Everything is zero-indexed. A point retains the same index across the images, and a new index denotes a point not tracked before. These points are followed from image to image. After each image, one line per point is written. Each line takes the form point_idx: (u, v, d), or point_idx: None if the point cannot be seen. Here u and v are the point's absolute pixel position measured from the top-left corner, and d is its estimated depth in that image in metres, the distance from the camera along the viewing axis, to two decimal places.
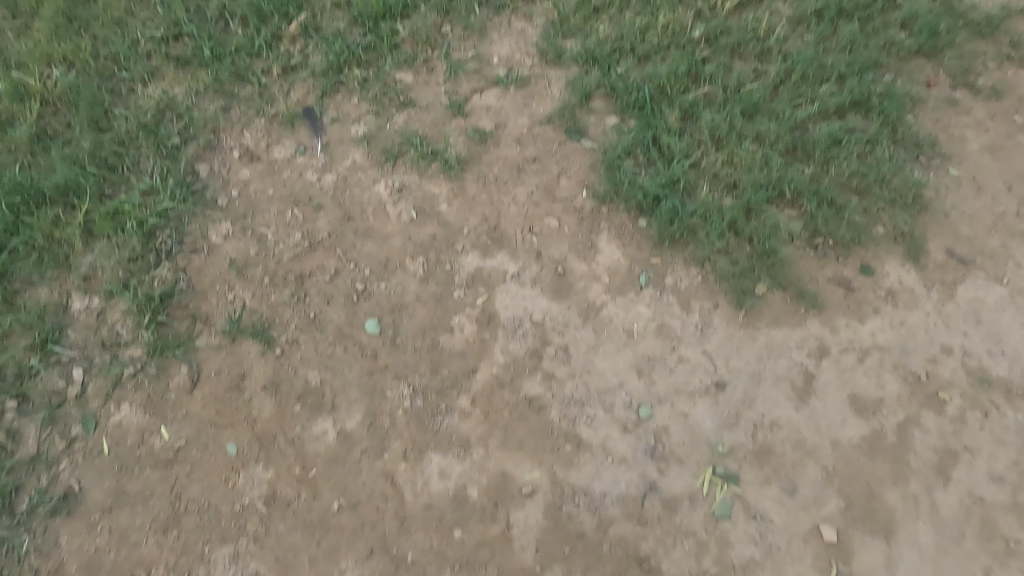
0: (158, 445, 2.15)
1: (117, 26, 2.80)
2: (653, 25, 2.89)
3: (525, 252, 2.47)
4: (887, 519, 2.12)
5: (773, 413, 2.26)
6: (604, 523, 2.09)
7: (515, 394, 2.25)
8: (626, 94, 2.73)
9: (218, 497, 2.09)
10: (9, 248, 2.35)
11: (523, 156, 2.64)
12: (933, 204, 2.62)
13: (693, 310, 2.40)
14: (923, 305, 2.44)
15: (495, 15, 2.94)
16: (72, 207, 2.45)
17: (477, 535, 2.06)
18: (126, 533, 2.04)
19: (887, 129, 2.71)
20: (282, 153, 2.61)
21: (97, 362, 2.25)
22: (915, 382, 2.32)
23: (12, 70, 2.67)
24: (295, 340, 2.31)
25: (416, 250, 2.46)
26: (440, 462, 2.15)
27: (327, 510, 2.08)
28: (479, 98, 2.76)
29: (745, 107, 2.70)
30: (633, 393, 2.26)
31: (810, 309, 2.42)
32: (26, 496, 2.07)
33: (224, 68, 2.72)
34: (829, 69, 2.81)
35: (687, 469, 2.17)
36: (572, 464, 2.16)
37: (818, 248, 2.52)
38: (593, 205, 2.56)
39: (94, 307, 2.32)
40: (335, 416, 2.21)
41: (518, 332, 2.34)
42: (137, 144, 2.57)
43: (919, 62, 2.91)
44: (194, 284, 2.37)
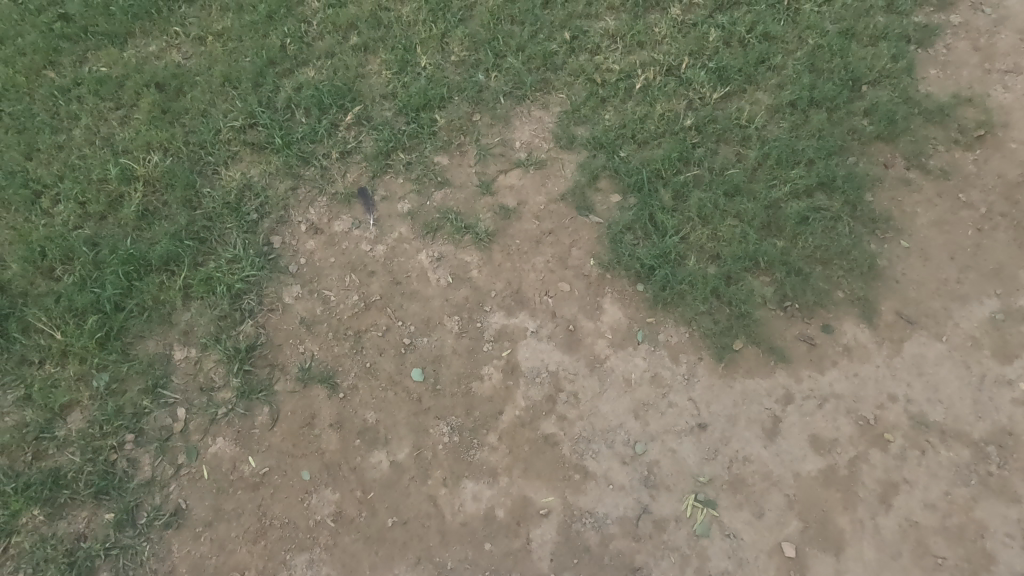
0: (247, 471, 2.68)
1: (202, 116, 3.36)
2: (651, 114, 3.42)
3: (542, 312, 2.99)
4: (837, 538, 2.60)
5: (746, 450, 2.75)
6: (605, 539, 2.58)
7: (534, 432, 2.76)
8: (628, 176, 3.25)
9: (296, 514, 2.61)
10: (124, 308, 2.89)
11: (541, 229, 3.17)
12: (885, 271, 3.11)
13: (681, 362, 2.90)
14: (874, 359, 2.93)
15: (517, 104, 3.48)
16: (172, 273, 2.99)
17: (503, 547, 2.56)
18: (224, 542, 2.56)
19: (848, 207, 3.21)
20: (340, 227, 3.15)
21: (196, 403, 2.78)
22: (865, 425, 2.80)
23: (119, 155, 3.24)
24: (354, 385, 2.83)
25: (452, 310, 2.98)
26: (473, 488, 2.66)
27: (383, 526, 2.59)
28: (504, 178, 3.29)
29: (727, 188, 3.21)
30: (630, 431, 2.77)
31: (779, 362, 2.91)
32: (144, 512, 2.60)
33: (292, 153, 3.26)
34: (801, 153, 3.32)
35: (674, 496, 2.66)
36: (580, 490, 2.66)
37: (787, 310, 3.02)
38: (599, 271, 3.08)
39: (192, 357, 2.86)
40: (388, 448, 2.72)
41: (537, 380, 2.85)
42: (223, 219, 3.12)
43: (879, 145, 3.41)
44: (272, 338, 2.91)
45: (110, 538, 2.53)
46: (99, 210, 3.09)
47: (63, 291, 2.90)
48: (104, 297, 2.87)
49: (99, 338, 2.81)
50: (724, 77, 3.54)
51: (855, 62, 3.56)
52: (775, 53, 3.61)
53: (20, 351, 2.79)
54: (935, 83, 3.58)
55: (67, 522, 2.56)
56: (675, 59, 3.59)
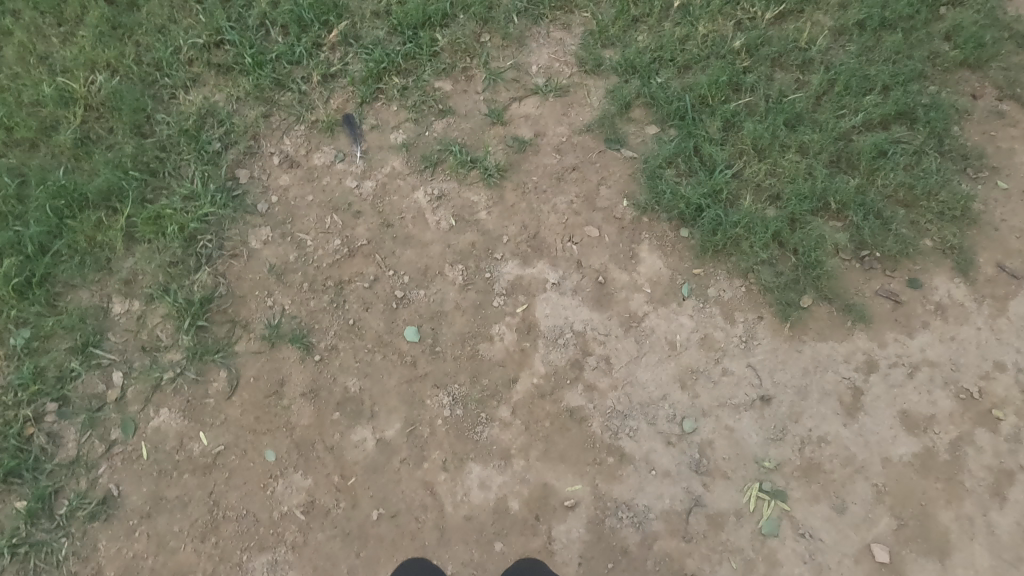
0: (197, 451, 2.13)
1: (159, 33, 2.82)
2: (692, 35, 2.88)
3: (565, 261, 2.45)
4: (941, 540, 2.05)
5: (822, 429, 2.20)
6: (648, 538, 2.03)
7: (557, 404, 2.21)
8: (667, 103, 2.71)
9: (257, 504, 2.07)
10: (51, 250, 2.36)
11: (563, 164, 2.63)
12: (981, 217, 2.56)
13: (736, 322, 2.35)
14: (974, 320, 2.38)
15: (534, 24, 2.94)
16: (114, 211, 2.45)
17: (519, 548, 2.02)
18: (165, 539, 2.02)
19: (933, 141, 2.66)
20: (321, 160, 2.61)
21: (137, 366, 2.24)
22: (968, 400, 2.25)
23: (57, 75, 2.70)
24: (333, 346, 2.29)
25: (455, 258, 2.44)
26: (480, 473, 2.11)
27: (366, 520, 2.04)
28: (518, 107, 2.75)
29: (788, 117, 2.67)
30: (676, 405, 2.22)
31: (857, 323, 2.36)
32: (65, 500, 2.06)
33: (265, 75, 2.73)
34: (873, 79, 2.77)
35: (733, 485, 2.11)
36: (614, 476, 2.11)
37: (864, 261, 2.47)
38: (634, 214, 2.53)
39: (135, 311, 2.32)
40: (374, 423, 2.18)
41: (559, 342, 2.31)
42: (179, 149, 2.59)
43: (964, 73, 2.86)
44: (234, 289, 2.37)
45: (19, 533, 1.99)
46: (28, 137, 2.56)
47: None
48: (27, 237, 2.34)
49: (19, 286, 2.28)
50: None
51: None
52: None
53: None
54: None
55: None
56: None
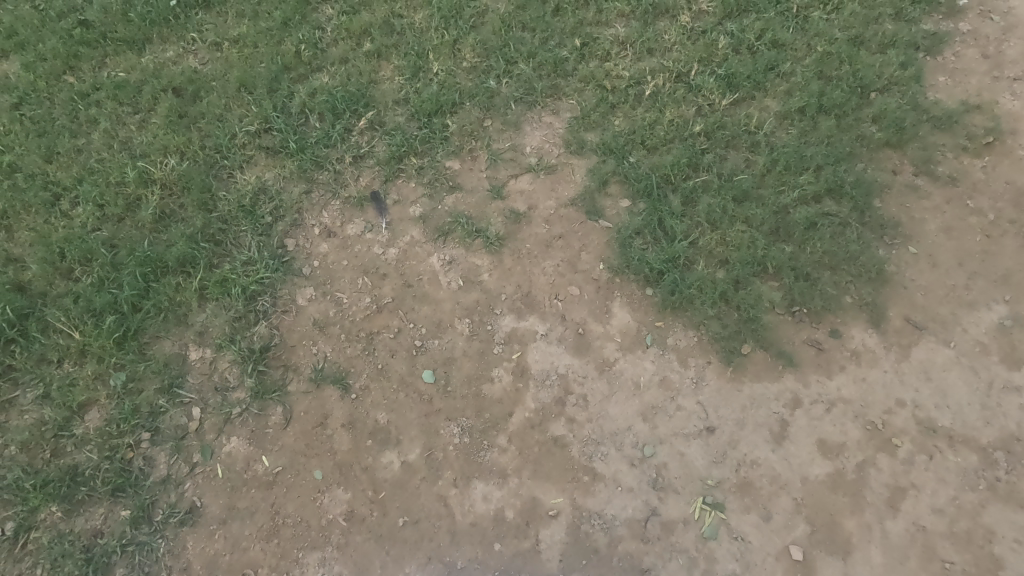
0: (260, 470, 2.71)
1: (218, 121, 3.41)
2: (660, 120, 3.46)
3: (552, 315, 3.02)
4: (844, 542, 2.62)
5: (754, 453, 2.77)
6: (614, 540, 2.60)
7: (544, 433, 2.79)
8: (637, 181, 3.29)
9: (309, 512, 2.65)
10: (141, 308, 2.94)
11: (551, 233, 3.20)
12: (894, 277, 3.13)
13: (689, 366, 2.93)
14: (882, 364, 2.94)
15: (528, 110, 3.52)
16: (188, 275, 3.04)
17: (513, 548, 2.59)
18: (238, 540, 2.60)
19: (856, 213, 3.23)
20: (353, 230, 3.19)
21: (211, 403, 2.82)
22: (873, 430, 2.82)
23: (137, 158, 3.29)
24: (366, 386, 2.87)
25: (463, 313, 3.02)
26: (483, 488, 2.69)
27: (394, 525, 2.62)
28: (514, 183, 3.33)
29: (736, 194, 3.24)
30: (639, 434, 2.79)
31: (787, 367, 2.93)
32: (160, 509, 2.64)
33: (307, 157, 3.32)
34: (809, 159, 3.34)
35: (682, 498, 2.68)
36: (589, 491, 2.69)
37: (795, 315, 3.04)
38: (609, 275, 3.11)
39: (208, 357, 2.90)
40: (399, 449, 2.76)
41: (546, 382, 2.88)
42: (238, 222, 3.17)
43: (887, 152, 3.43)
44: (286, 339, 2.95)
45: (126, 535, 2.57)
46: (117, 213, 3.15)
47: (81, 292, 2.96)
48: (122, 298, 2.92)
49: (117, 338, 2.87)
50: (733, 83, 3.58)
51: (863, 69, 3.58)
52: (783, 60, 3.64)
53: (39, 350, 2.85)
54: (943, 90, 3.60)
55: (84, 519, 2.60)
56: (685, 66, 3.63)
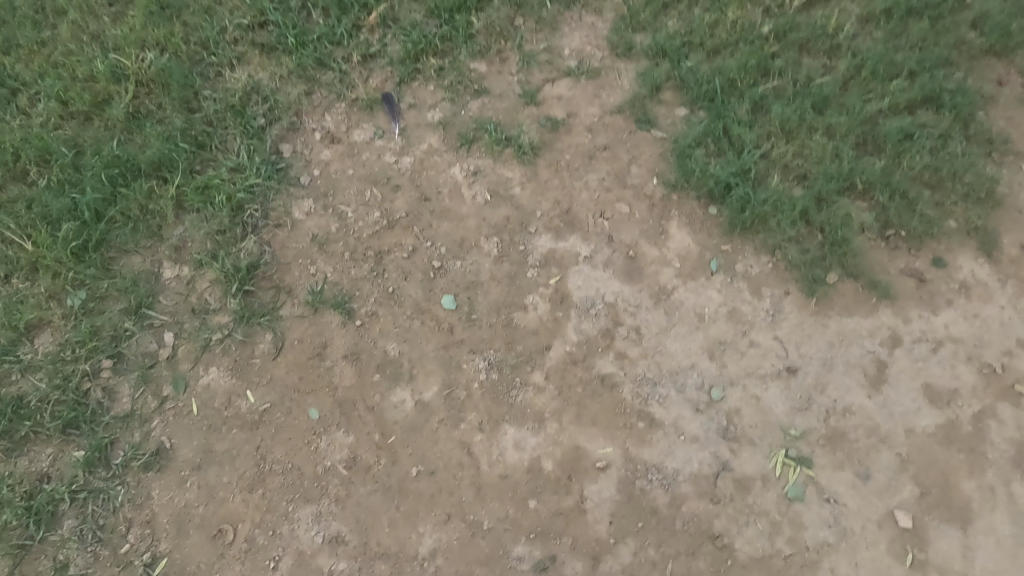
0: (244, 408, 2.23)
1: (206, 13, 2.93)
2: (721, 21, 2.95)
3: (596, 236, 2.52)
4: (963, 508, 2.11)
5: (846, 400, 2.26)
6: (677, 499, 2.11)
7: (589, 371, 2.29)
8: (697, 86, 2.78)
9: (302, 459, 2.16)
10: (106, 217, 2.46)
11: (594, 144, 2.70)
12: (1006, 199, 2.61)
13: (763, 296, 2.42)
14: (997, 298, 2.43)
15: (566, 9, 3.02)
16: (164, 181, 2.56)
17: (552, 506, 2.09)
18: (215, 489, 2.12)
19: (959, 126, 2.71)
20: (361, 136, 2.70)
21: (187, 327, 2.34)
22: (991, 375, 2.30)
23: (109, 52, 2.81)
24: (374, 312, 2.38)
25: (490, 231, 2.53)
26: (515, 434, 2.19)
27: (406, 476, 2.13)
28: (551, 88, 2.83)
29: (815, 101, 2.73)
30: (704, 374, 2.29)
31: (882, 299, 2.42)
32: (120, 451, 2.16)
33: (308, 54, 2.83)
34: (900, 65, 2.83)
35: (760, 451, 2.18)
36: (644, 440, 2.19)
37: (889, 240, 2.53)
38: (664, 192, 2.61)
39: (184, 275, 2.42)
40: (413, 386, 2.27)
41: (591, 312, 2.39)
42: (225, 124, 2.69)
43: (990, 60, 2.91)
44: (278, 257, 2.47)
45: (78, 480, 2.10)
46: (83, 110, 2.67)
47: (36, 197, 2.48)
48: (84, 204, 2.45)
49: (76, 250, 2.39)
50: None
51: None
52: None
53: None
54: None
55: (28, 461, 2.14)
56: None
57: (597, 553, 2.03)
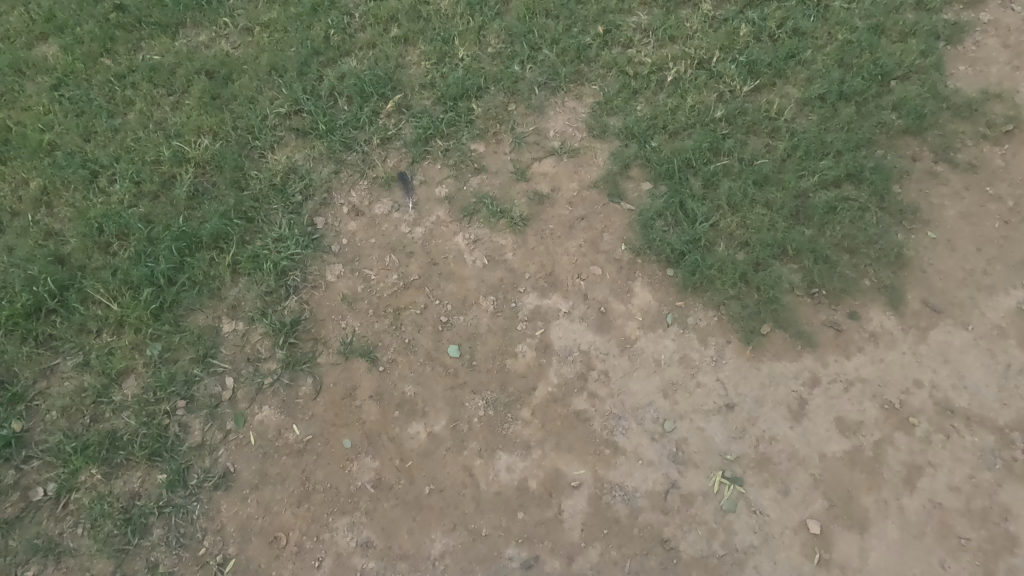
0: (291, 438, 2.80)
1: (250, 102, 3.50)
2: (681, 106, 3.51)
3: (574, 294, 3.09)
4: (861, 518, 2.67)
5: (773, 430, 2.82)
6: (635, 511, 2.67)
7: (566, 407, 2.85)
8: (659, 165, 3.35)
9: (338, 479, 2.73)
10: (176, 282, 3.04)
11: (574, 215, 3.27)
12: (913, 261, 3.16)
13: (709, 344, 2.98)
14: (900, 345, 2.98)
15: (551, 95, 3.59)
16: (221, 250, 3.13)
17: (536, 516, 2.66)
18: (270, 504, 2.69)
19: (876, 198, 3.27)
20: (381, 209, 3.27)
21: (243, 373, 2.91)
22: (890, 409, 2.86)
23: (171, 138, 3.39)
24: (393, 359, 2.95)
25: (487, 290, 3.09)
26: (508, 459, 2.76)
27: (421, 493, 2.70)
28: (538, 166, 3.40)
29: (757, 178, 3.29)
30: (659, 410, 2.85)
31: (806, 347, 2.98)
32: (195, 474, 2.73)
33: (336, 139, 3.40)
34: (829, 145, 3.39)
35: (702, 472, 2.74)
36: (610, 464, 2.75)
37: (814, 296, 3.09)
38: (630, 256, 3.17)
39: (240, 329, 2.99)
40: (425, 420, 2.83)
41: (569, 358, 2.95)
42: (269, 200, 3.26)
43: (906, 139, 3.46)
44: (315, 313, 3.04)
45: (163, 497, 2.67)
46: (152, 190, 3.24)
47: (119, 265, 3.06)
48: (158, 271, 3.02)
49: (153, 310, 2.96)
50: (754, 70, 3.62)
51: (884, 57, 3.62)
52: (804, 48, 3.69)
53: (79, 320, 2.96)
54: (964, 79, 3.63)
55: (122, 481, 2.71)
56: (706, 53, 3.68)
57: (571, 553, 2.60)
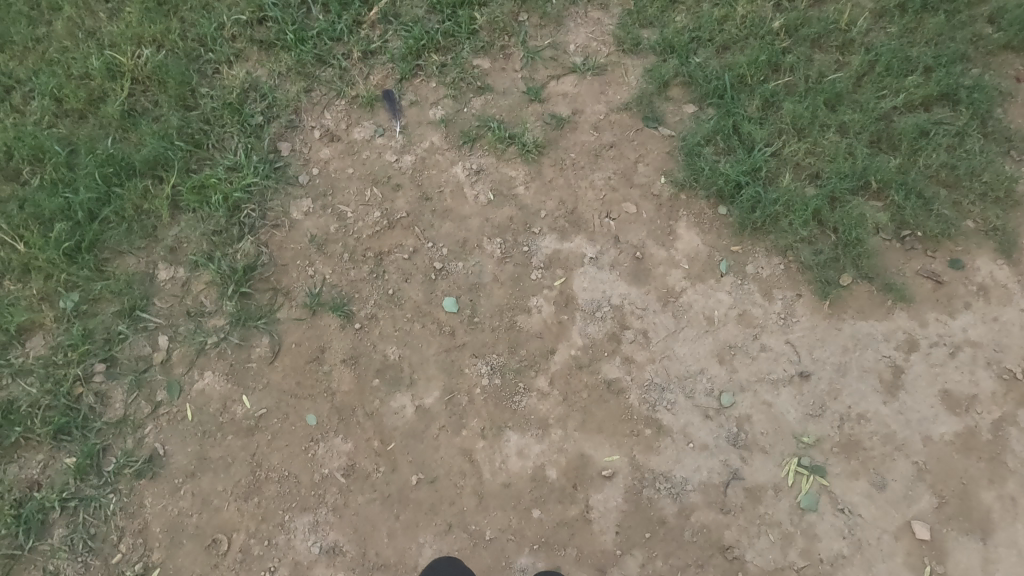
0: (240, 413, 2.17)
1: (204, 9, 2.86)
2: (731, 15, 2.87)
3: (602, 236, 2.45)
4: (983, 520, 2.04)
5: (861, 406, 2.19)
6: (686, 509, 2.04)
7: (594, 376, 2.22)
8: (706, 83, 2.71)
9: (298, 466, 2.10)
10: (100, 217, 2.41)
11: (600, 142, 2.63)
12: None
13: (775, 299, 2.35)
14: (1017, 301, 2.35)
15: (572, 4, 2.94)
16: (159, 180, 2.50)
17: (556, 516, 2.03)
18: (209, 498, 2.06)
19: (977, 122, 2.63)
20: (361, 134, 2.64)
21: (182, 331, 2.28)
22: (1011, 381, 2.23)
23: (104, 49, 2.75)
24: (373, 315, 2.32)
25: (492, 231, 2.46)
26: (519, 441, 2.13)
27: (406, 484, 2.07)
28: (556, 85, 2.76)
29: (827, 97, 2.66)
30: (714, 380, 2.22)
31: (898, 302, 2.34)
32: (113, 458, 2.11)
33: (307, 51, 2.76)
34: (915, 60, 2.75)
35: (771, 460, 2.11)
36: (652, 448, 2.12)
37: (904, 240, 2.45)
38: (672, 191, 2.53)
39: (180, 277, 2.36)
40: (413, 391, 2.20)
41: (597, 315, 2.32)
42: (222, 122, 2.62)
43: (1007, 56, 2.83)
44: (276, 258, 2.41)
45: (69, 488, 2.05)
46: (77, 108, 2.61)
47: (28, 196, 2.43)
48: (77, 203, 2.39)
49: (68, 251, 2.33)
50: None
51: None
52: None
53: None
54: None
55: (18, 467, 2.08)
56: None
57: (603, 564, 1.98)
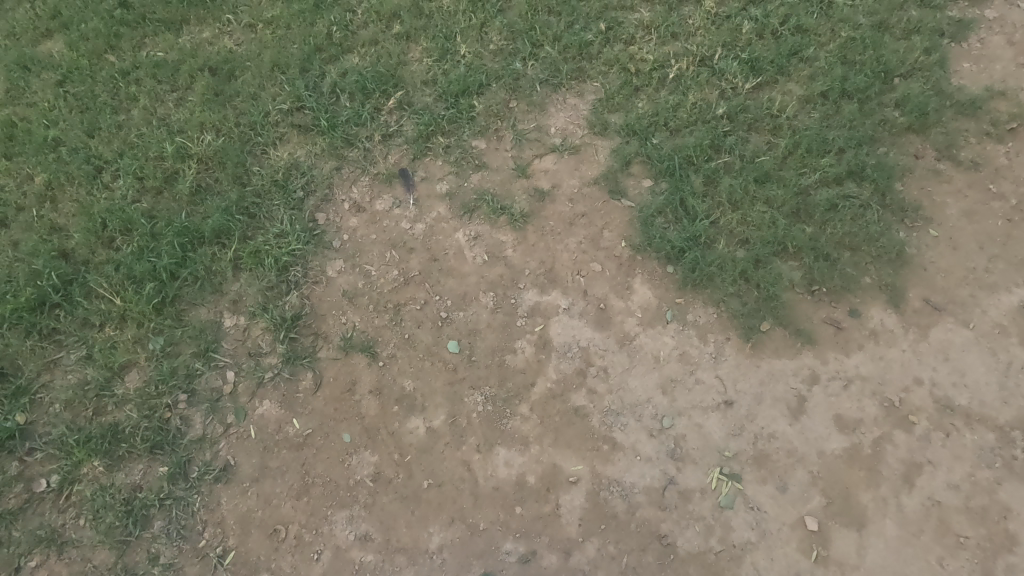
0: (291, 432, 2.82)
1: (252, 99, 3.52)
2: (683, 103, 3.51)
3: (574, 291, 3.09)
4: (860, 515, 2.66)
5: (771, 427, 2.82)
6: (632, 507, 2.68)
7: (565, 403, 2.86)
8: (660, 162, 3.35)
9: (337, 473, 2.75)
10: (178, 277, 3.07)
11: (574, 211, 3.27)
12: (914, 259, 3.15)
13: (709, 341, 2.99)
14: (900, 343, 2.97)
15: (553, 92, 3.59)
16: (223, 246, 3.15)
17: (534, 511, 2.67)
18: (270, 497, 2.71)
19: (878, 195, 3.26)
20: (382, 205, 3.29)
21: (244, 367, 2.93)
22: (890, 407, 2.85)
23: (174, 134, 3.41)
24: (393, 355, 2.96)
25: (487, 286, 3.10)
26: (506, 455, 2.77)
27: (419, 487, 2.71)
28: (539, 162, 3.40)
29: (758, 175, 3.29)
30: (658, 406, 2.85)
31: (805, 345, 2.98)
32: (196, 466, 2.76)
33: (338, 135, 3.42)
34: (831, 142, 3.38)
35: (700, 469, 2.74)
36: (608, 460, 2.76)
37: (815, 294, 3.09)
38: (630, 253, 3.17)
39: (241, 324, 3.01)
40: (425, 415, 2.85)
41: (568, 355, 2.96)
42: (270, 196, 3.28)
43: (909, 136, 3.45)
44: (316, 309, 3.06)
45: (164, 490, 2.69)
46: (155, 185, 3.27)
47: (122, 260, 3.09)
48: (160, 266, 3.05)
49: (155, 304, 2.99)
50: (755, 68, 3.62)
51: (887, 55, 3.61)
52: (807, 46, 3.68)
53: (82, 314, 2.99)
54: (968, 76, 3.61)
55: (124, 474, 2.73)
56: (708, 50, 3.68)
57: (568, 548, 2.61)
